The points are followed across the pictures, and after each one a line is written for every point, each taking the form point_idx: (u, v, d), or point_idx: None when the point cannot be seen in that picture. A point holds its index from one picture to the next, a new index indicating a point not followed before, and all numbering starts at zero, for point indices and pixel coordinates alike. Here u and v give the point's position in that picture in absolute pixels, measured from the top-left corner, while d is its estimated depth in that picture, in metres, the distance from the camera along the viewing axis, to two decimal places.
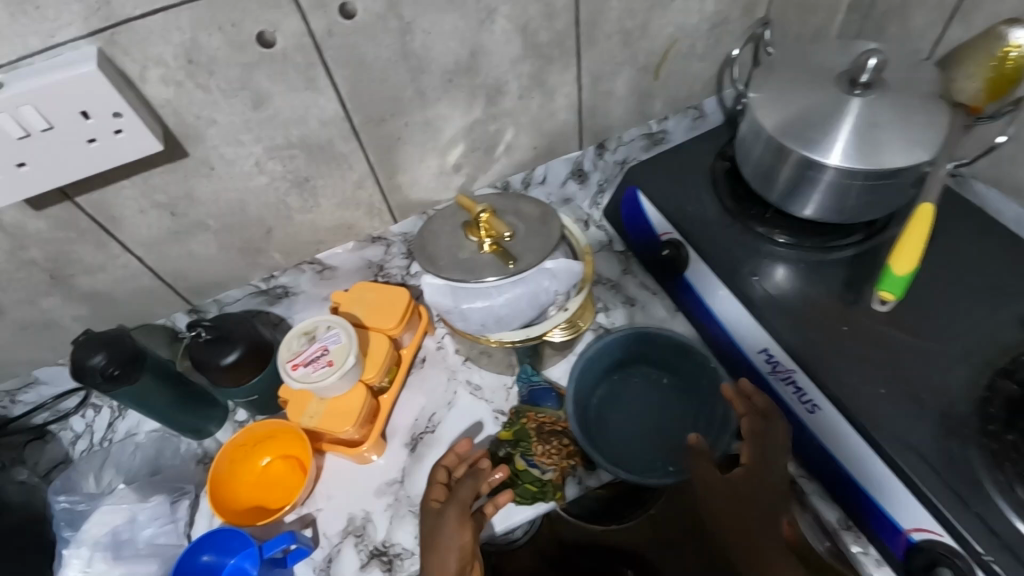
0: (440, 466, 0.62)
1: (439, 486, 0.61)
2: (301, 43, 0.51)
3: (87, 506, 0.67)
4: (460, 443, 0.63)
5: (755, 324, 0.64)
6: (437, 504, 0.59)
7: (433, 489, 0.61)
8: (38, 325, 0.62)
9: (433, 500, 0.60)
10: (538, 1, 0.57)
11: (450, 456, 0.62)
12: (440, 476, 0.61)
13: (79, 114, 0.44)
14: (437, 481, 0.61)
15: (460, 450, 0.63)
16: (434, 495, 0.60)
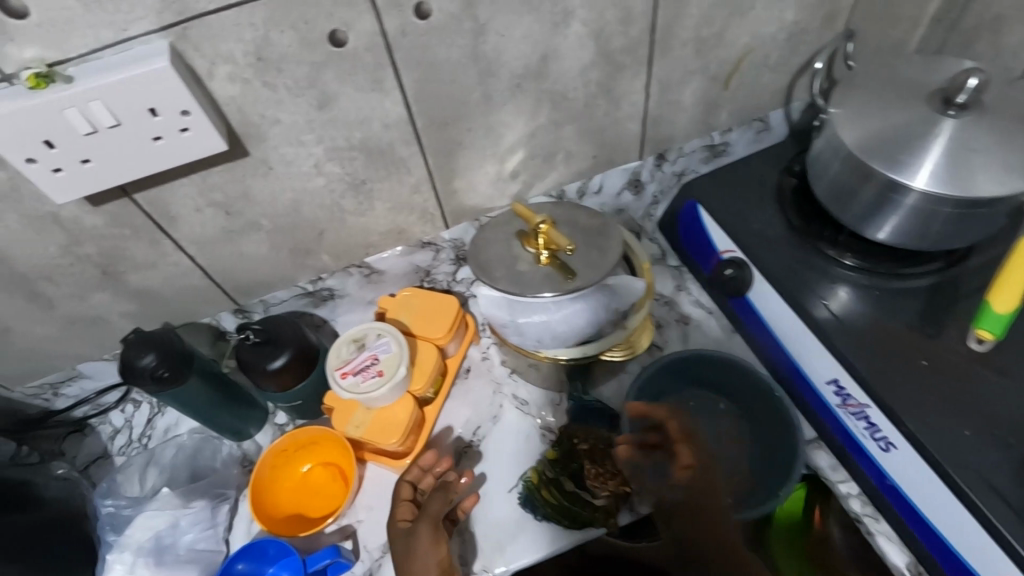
0: (404, 483, 0.62)
1: (406, 505, 0.61)
2: (373, 42, 0.49)
3: (131, 511, 0.65)
4: (422, 457, 0.63)
5: (826, 353, 0.61)
6: (405, 523, 0.59)
7: (399, 508, 0.61)
8: (86, 320, 0.61)
9: (400, 520, 0.60)
10: (616, 6, 0.55)
11: (415, 471, 0.62)
12: (405, 494, 0.61)
13: (147, 111, 0.42)
14: (402, 499, 0.61)
15: (424, 464, 0.62)
16: (402, 514, 0.60)
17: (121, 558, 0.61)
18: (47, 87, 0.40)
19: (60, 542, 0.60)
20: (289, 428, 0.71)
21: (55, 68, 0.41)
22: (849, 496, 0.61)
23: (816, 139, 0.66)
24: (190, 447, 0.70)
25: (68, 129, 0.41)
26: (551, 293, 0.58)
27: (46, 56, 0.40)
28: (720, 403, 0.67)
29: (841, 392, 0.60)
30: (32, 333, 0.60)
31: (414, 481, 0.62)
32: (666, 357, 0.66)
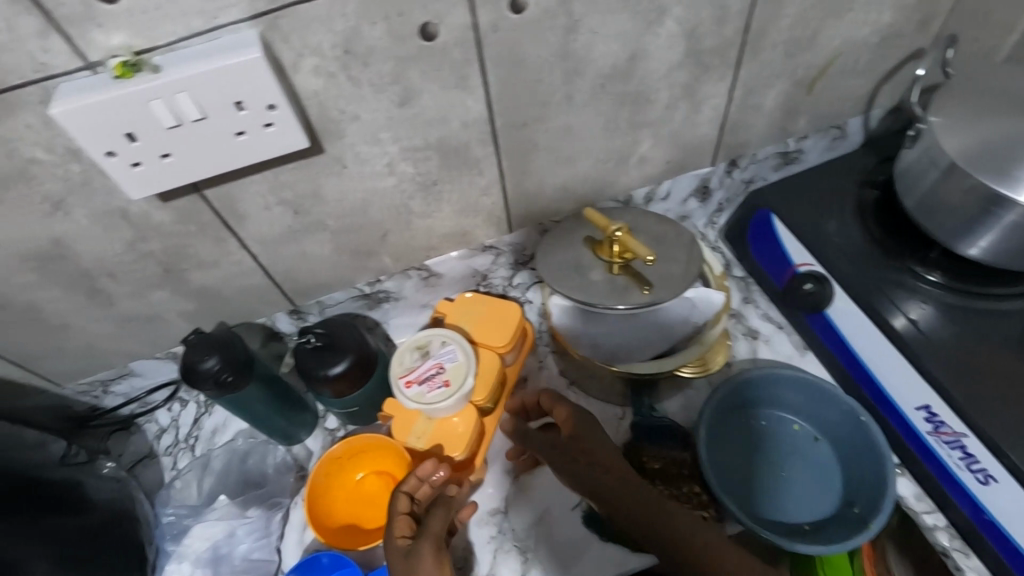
0: (401, 494, 0.56)
1: (404, 519, 0.55)
2: (463, 37, 0.46)
3: (191, 520, 0.65)
4: (422, 467, 0.57)
5: (916, 377, 0.58)
6: (404, 540, 0.54)
7: (398, 523, 0.55)
8: (143, 318, 0.59)
9: (399, 537, 0.54)
10: (713, 4, 0.51)
11: (412, 481, 0.57)
12: (403, 506, 0.56)
13: (233, 105, 0.40)
14: (400, 512, 0.55)
15: (422, 474, 0.57)
16: (400, 530, 0.54)
17: (180, 569, 0.61)
18: (134, 76, 0.38)
19: (116, 546, 0.56)
20: (340, 434, 0.69)
21: (142, 57, 0.38)
22: (936, 528, 0.58)
23: (907, 149, 0.62)
24: (245, 451, 0.68)
25: (153, 122, 0.39)
26: (628, 304, 0.56)
27: (133, 44, 0.38)
28: (794, 426, 0.66)
29: (933, 419, 0.57)
30: (87, 330, 0.58)
31: (411, 492, 0.57)
32: (741, 373, 0.64)
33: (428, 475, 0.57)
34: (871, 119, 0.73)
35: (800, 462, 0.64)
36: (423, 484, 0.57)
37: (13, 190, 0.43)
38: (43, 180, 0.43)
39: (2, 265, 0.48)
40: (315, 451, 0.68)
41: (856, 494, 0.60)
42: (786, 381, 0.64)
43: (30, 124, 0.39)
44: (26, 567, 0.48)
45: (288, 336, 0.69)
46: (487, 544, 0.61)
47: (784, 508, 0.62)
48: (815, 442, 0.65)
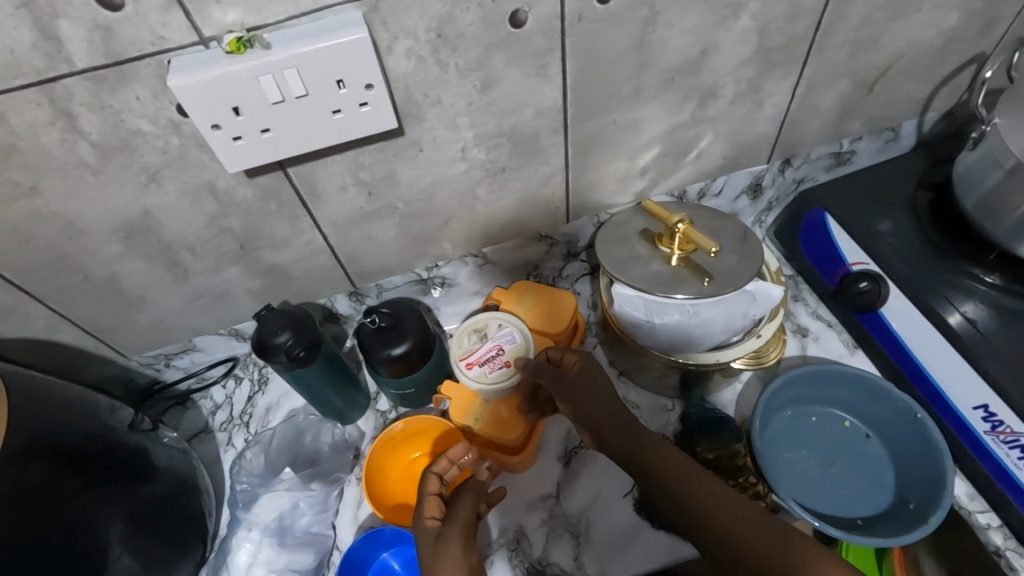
0: (431, 475, 0.57)
1: (434, 500, 0.55)
2: (548, 26, 0.47)
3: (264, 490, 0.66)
4: (453, 449, 0.58)
5: (975, 376, 0.58)
6: (433, 521, 0.54)
7: (427, 503, 0.55)
8: (215, 292, 0.61)
9: (428, 517, 0.54)
10: (788, 1, 0.52)
11: (443, 462, 0.57)
12: (432, 487, 0.56)
13: (335, 83, 0.41)
14: (430, 493, 0.56)
15: (453, 455, 0.57)
16: (430, 511, 0.55)
17: (248, 537, 0.62)
18: (246, 52, 0.39)
19: (182, 514, 0.58)
20: (391, 416, 0.70)
21: (253, 34, 0.40)
22: (990, 528, 0.59)
23: (968, 152, 0.63)
24: (302, 429, 0.70)
25: (260, 96, 0.40)
26: (686, 294, 0.56)
27: (247, 20, 0.39)
28: (845, 422, 0.67)
29: (991, 418, 0.57)
30: (161, 303, 0.60)
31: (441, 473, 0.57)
32: (797, 367, 0.65)
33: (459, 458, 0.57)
34: (925, 122, 0.74)
35: (851, 457, 0.65)
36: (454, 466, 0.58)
37: (114, 160, 0.45)
38: (142, 151, 0.45)
39: (92, 235, 0.50)
40: (367, 432, 0.69)
41: (910, 492, 0.60)
42: (841, 377, 0.65)
43: (140, 96, 0.41)
44: (105, 532, 0.49)
45: (343, 318, 0.71)
46: (539, 529, 0.62)
47: (830, 502, 0.62)
48: (866, 439, 0.66)
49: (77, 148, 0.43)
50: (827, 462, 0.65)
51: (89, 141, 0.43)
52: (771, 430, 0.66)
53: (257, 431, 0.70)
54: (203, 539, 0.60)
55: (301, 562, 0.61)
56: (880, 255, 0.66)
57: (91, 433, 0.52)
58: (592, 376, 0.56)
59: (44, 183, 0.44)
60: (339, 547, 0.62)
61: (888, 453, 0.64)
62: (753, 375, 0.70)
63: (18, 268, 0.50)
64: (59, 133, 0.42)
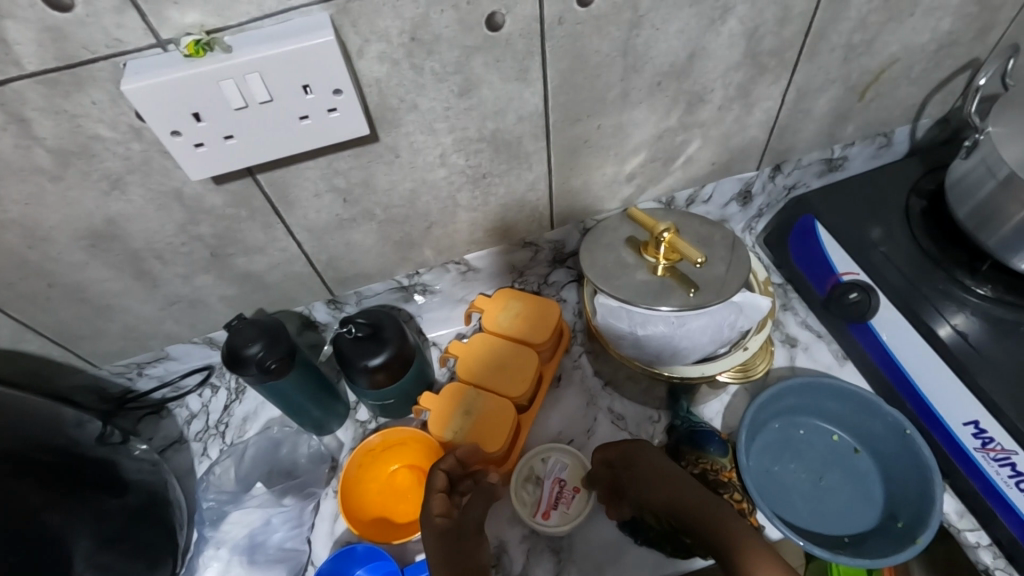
0: (440, 471, 0.55)
1: (442, 498, 0.53)
2: (529, 28, 0.45)
3: (232, 507, 0.64)
4: (462, 448, 0.57)
5: (965, 391, 0.57)
6: (441, 519, 0.52)
7: (434, 500, 0.53)
8: (186, 301, 0.59)
9: (436, 514, 0.52)
10: (777, 5, 0.50)
11: (451, 460, 0.56)
12: (440, 483, 0.54)
13: (301, 88, 0.40)
14: (437, 489, 0.53)
15: (462, 454, 0.57)
16: (438, 509, 0.53)
17: (217, 555, 0.62)
18: (205, 55, 0.37)
19: (156, 529, 0.56)
20: (372, 426, 0.68)
21: (214, 36, 0.38)
22: (979, 547, 0.57)
23: (961, 160, 0.62)
24: (279, 440, 0.69)
25: (221, 102, 0.39)
26: (672, 305, 0.55)
27: (207, 23, 0.37)
28: (834, 435, 0.66)
29: (981, 435, 0.56)
30: (132, 312, 0.58)
31: (448, 471, 0.55)
32: (785, 379, 0.64)
33: (467, 456, 0.57)
34: (919, 128, 0.72)
35: (839, 471, 0.64)
36: (459, 464, 0.57)
37: (73, 167, 0.43)
38: (103, 158, 0.43)
39: (55, 243, 0.48)
40: (346, 442, 0.68)
41: (899, 508, 0.59)
42: (830, 390, 0.63)
43: (97, 100, 0.39)
44: (69, 545, 0.48)
45: (322, 325, 0.69)
46: (520, 545, 0.61)
47: (818, 519, 0.61)
48: (855, 454, 0.64)
49: (33, 153, 0.41)
50: (816, 477, 0.63)
51: (45, 146, 0.41)
52: (758, 443, 0.65)
53: (232, 441, 0.68)
54: (174, 554, 0.59)
55: None
56: (870, 266, 0.65)
57: (53, 446, 0.50)
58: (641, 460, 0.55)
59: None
60: (313, 562, 0.61)
61: (877, 468, 0.63)
62: (741, 387, 0.69)
63: None
64: (12, 139, 0.40)
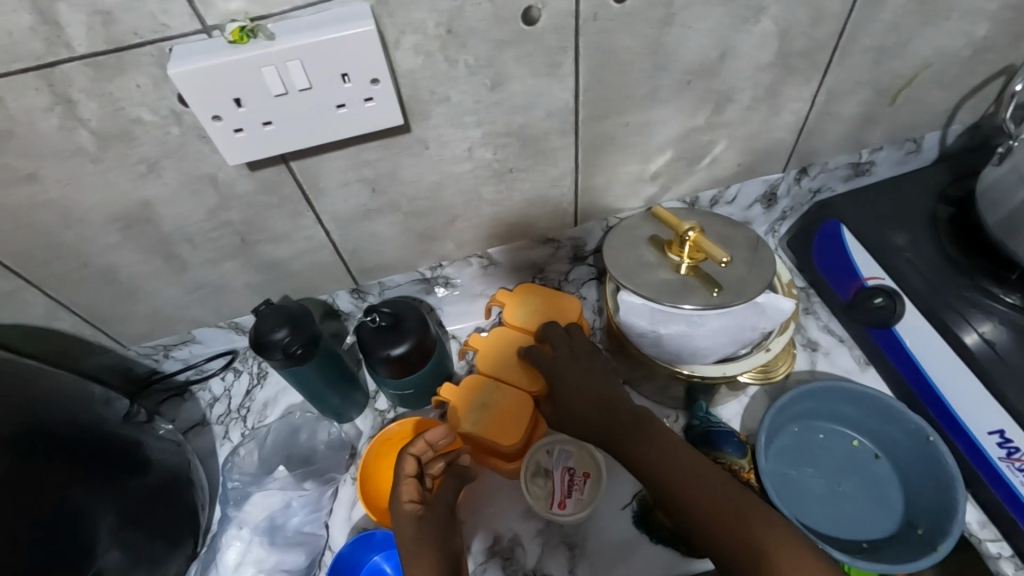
0: (409, 456, 0.56)
1: (411, 483, 0.54)
2: (562, 24, 0.45)
3: (254, 488, 0.65)
4: (431, 430, 0.57)
5: (991, 401, 0.56)
6: (413, 504, 0.53)
7: (404, 486, 0.54)
8: (213, 286, 0.60)
9: (407, 500, 0.53)
10: (811, 5, 0.50)
11: (420, 444, 0.57)
12: (410, 469, 0.55)
13: (339, 77, 0.40)
14: (406, 475, 0.55)
15: (431, 438, 0.57)
16: (408, 494, 0.54)
17: (238, 535, 0.62)
18: (249, 42, 0.38)
19: (179, 507, 0.57)
20: (390, 416, 0.69)
21: (257, 23, 0.39)
22: (1001, 558, 0.56)
23: (992, 167, 0.61)
24: (299, 426, 0.70)
25: (262, 88, 0.39)
26: (694, 304, 0.55)
27: (251, 10, 0.38)
28: (854, 441, 0.65)
29: (1006, 444, 0.55)
30: (162, 295, 0.59)
31: (418, 455, 0.57)
32: (807, 382, 0.64)
33: (437, 440, 0.57)
34: (948, 135, 0.71)
35: (858, 477, 0.63)
36: (430, 448, 0.57)
37: (113, 149, 0.44)
38: (142, 141, 0.44)
39: (91, 224, 0.49)
40: (365, 431, 0.69)
41: (920, 515, 0.59)
42: (850, 396, 0.63)
43: (140, 84, 0.40)
44: (95, 522, 0.49)
45: (344, 315, 0.70)
46: (535, 538, 0.61)
47: (837, 525, 0.60)
48: (875, 459, 0.64)
49: (76, 135, 0.42)
50: (834, 483, 0.63)
51: (88, 128, 0.42)
52: (776, 446, 0.64)
53: (254, 426, 0.69)
54: (194, 533, 0.60)
55: (291, 562, 0.61)
56: (896, 271, 0.64)
57: (80, 424, 0.51)
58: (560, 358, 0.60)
59: (42, 169, 0.44)
60: (331, 548, 0.61)
61: (897, 476, 0.62)
62: (759, 389, 0.68)
63: (15, 255, 0.49)
64: (57, 120, 0.41)
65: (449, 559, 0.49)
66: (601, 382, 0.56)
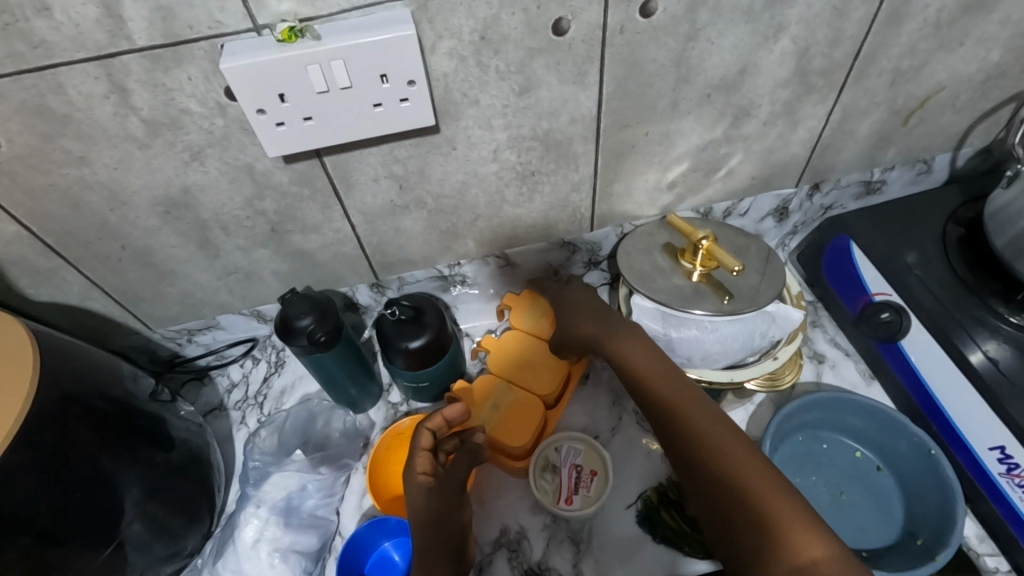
0: (425, 430, 0.58)
1: (425, 456, 0.57)
2: (591, 35, 0.48)
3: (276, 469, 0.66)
4: (450, 409, 0.58)
5: (995, 418, 0.57)
6: (425, 477, 0.56)
7: (419, 459, 0.57)
8: (242, 273, 0.62)
9: (420, 473, 0.56)
10: (831, 26, 0.52)
11: (438, 420, 0.58)
12: (425, 443, 0.57)
13: (378, 77, 0.43)
14: (422, 448, 0.57)
15: (448, 415, 0.59)
16: (421, 466, 0.56)
17: (256, 513, 0.62)
18: (296, 41, 0.41)
19: (198, 484, 0.59)
20: (403, 408, 0.72)
21: (306, 24, 0.41)
22: (997, 572, 0.58)
23: (1001, 191, 0.62)
24: (316, 412, 0.71)
25: (307, 85, 0.42)
26: (705, 311, 0.57)
27: (300, 11, 0.41)
28: (856, 452, 0.66)
29: (1006, 460, 0.56)
30: (194, 279, 0.61)
31: (434, 430, 0.58)
32: (809, 393, 0.65)
33: (454, 419, 0.59)
34: (959, 157, 0.73)
35: (862, 487, 0.65)
36: (446, 425, 0.59)
37: (161, 137, 0.46)
38: (188, 130, 0.46)
39: (134, 207, 0.51)
40: (378, 422, 0.71)
41: (919, 527, 0.60)
42: (854, 407, 0.64)
43: (191, 77, 0.42)
44: (123, 493, 0.51)
45: (363, 307, 0.72)
46: (541, 532, 0.62)
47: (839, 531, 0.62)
48: (877, 471, 0.65)
49: (127, 122, 0.44)
50: (838, 492, 0.65)
51: (139, 116, 0.44)
52: (783, 454, 0.66)
53: (270, 412, 0.71)
54: (210, 513, 0.62)
55: (304, 544, 0.62)
56: (905, 288, 0.66)
57: (114, 396, 0.53)
58: (571, 295, 0.67)
59: (92, 154, 0.46)
60: (341, 533, 0.64)
61: (899, 488, 0.63)
62: (766, 398, 0.70)
63: (58, 234, 0.52)
64: (111, 107, 0.43)
65: (450, 538, 0.54)
66: (611, 330, 0.60)
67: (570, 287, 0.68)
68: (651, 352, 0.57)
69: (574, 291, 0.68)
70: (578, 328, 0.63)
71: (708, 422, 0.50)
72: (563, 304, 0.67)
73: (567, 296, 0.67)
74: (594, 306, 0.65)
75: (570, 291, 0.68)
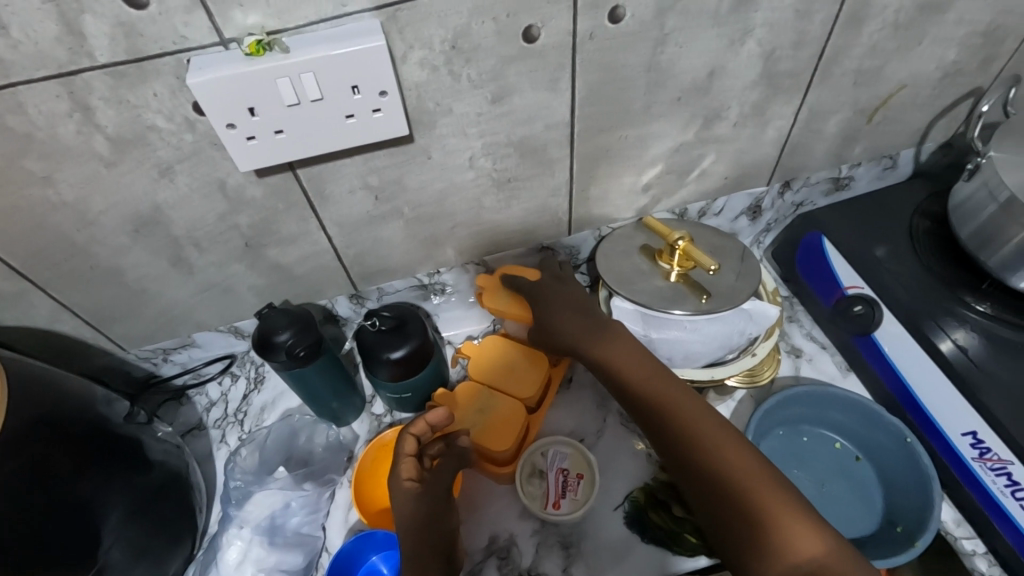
0: (409, 436, 0.57)
1: (410, 462, 0.56)
2: (562, 42, 0.48)
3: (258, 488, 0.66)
4: (433, 413, 0.58)
5: (965, 403, 0.59)
6: (411, 482, 0.55)
7: (404, 465, 0.56)
8: (218, 289, 0.61)
9: (406, 479, 0.55)
10: (795, 29, 0.54)
11: (421, 424, 0.58)
12: (410, 448, 0.57)
13: (350, 89, 0.42)
14: (406, 454, 0.57)
15: (432, 419, 0.58)
16: (407, 472, 0.56)
17: (240, 534, 0.62)
18: (264, 55, 0.40)
19: (180, 506, 0.58)
20: (387, 419, 0.71)
21: (273, 37, 0.41)
22: (975, 554, 0.59)
23: (963, 184, 0.64)
24: (298, 428, 0.70)
25: (277, 98, 0.41)
26: (684, 310, 0.58)
27: (267, 24, 0.40)
28: (837, 444, 0.68)
29: (978, 445, 0.58)
30: (168, 297, 0.60)
31: (418, 435, 0.58)
32: (789, 387, 0.66)
33: (438, 422, 0.58)
34: (922, 152, 0.75)
35: (843, 478, 0.66)
36: (430, 429, 0.59)
37: (129, 155, 0.45)
38: (157, 147, 0.45)
39: (102, 226, 0.50)
40: (361, 435, 0.70)
41: (899, 515, 0.61)
42: (834, 400, 0.66)
43: (157, 93, 0.42)
44: (102, 518, 0.49)
45: (343, 319, 0.72)
46: (530, 538, 0.62)
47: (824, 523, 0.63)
48: (857, 461, 0.67)
49: (93, 140, 0.44)
50: (820, 484, 0.66)
51: (105, 134, 0.43)
52: (767, 449, 0.67)
53: (251, 429, 0.70)
54: (193, 535, 0.60)
55: (290, 563, 0.61)
56: (877, 282, 0.67)
57: (92, 418, 0.52)
58: (551, 285, 0.65)
59: (57, 173, 0.45)
60: (328, 549, 0.62)
61: (879, 477, 0.65)
62: (747, 394, 0.71)
63: (24, 256, 0.50)
64: (75, 126, 0.42)
65: (440, 542, 0.53)
66: (592, 326, 0.60)
67: (547, 277, 0.66)
68: (633, 348, 0.57)
69: (553, 282, 0.65)
70: (557, 320, 0.62)
71: (694, 420, 0.50)
72: (540, 295, 0.65)
73: (545, 285, 0.65)
74: (574, 298, 0.63)
75: (548, 281, 0.65)
